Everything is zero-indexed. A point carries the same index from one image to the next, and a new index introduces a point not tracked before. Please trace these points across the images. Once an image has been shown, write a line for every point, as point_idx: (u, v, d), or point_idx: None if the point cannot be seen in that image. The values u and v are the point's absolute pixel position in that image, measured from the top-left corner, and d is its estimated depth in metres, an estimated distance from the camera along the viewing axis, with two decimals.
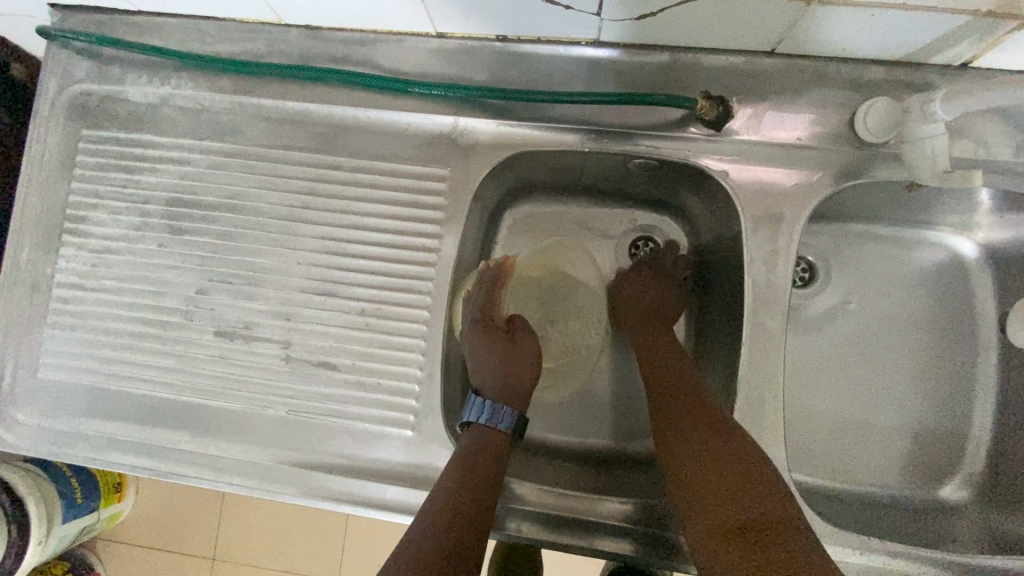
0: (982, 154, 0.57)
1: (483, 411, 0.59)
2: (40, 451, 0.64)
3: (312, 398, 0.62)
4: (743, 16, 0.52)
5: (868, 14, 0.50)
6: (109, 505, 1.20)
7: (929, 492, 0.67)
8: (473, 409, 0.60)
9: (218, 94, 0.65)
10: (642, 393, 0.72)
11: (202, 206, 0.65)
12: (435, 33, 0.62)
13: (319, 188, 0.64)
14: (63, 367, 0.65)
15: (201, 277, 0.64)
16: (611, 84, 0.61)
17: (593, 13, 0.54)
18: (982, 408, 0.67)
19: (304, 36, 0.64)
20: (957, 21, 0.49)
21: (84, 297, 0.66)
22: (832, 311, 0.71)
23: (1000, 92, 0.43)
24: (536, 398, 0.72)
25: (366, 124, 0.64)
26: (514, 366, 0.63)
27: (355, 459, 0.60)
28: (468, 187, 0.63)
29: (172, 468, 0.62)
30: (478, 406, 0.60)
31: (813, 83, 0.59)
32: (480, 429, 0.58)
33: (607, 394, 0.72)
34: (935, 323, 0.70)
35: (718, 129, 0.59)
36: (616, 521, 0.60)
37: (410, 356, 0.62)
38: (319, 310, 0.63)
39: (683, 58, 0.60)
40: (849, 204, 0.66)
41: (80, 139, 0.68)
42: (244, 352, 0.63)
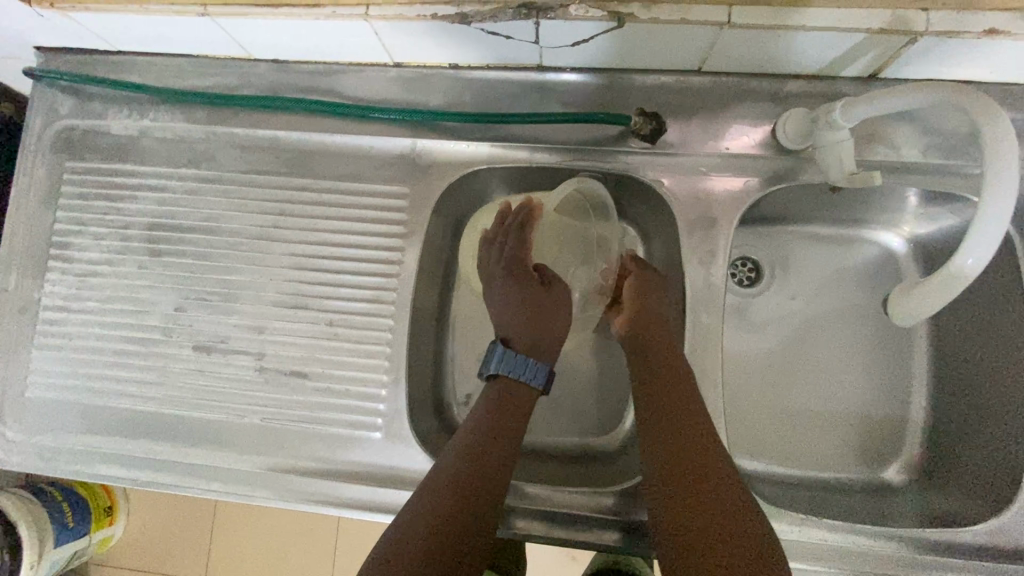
0: (894, 156, 0.62)
1: (516, 366, 0.65)
2: (28, 465, 0.68)
3: (286, 406, 0.65)
4: (667, 39, 0.58)
5: (775, 34, 0.55)
6: (99, 529, 1.23)
7: (874, 474, 0.71)
8: (506, 363, 0.65)
9: (194, 125, 0.70)
10: (609, 390, 0.75)
11: (180, 229, 0.70)
12: (392, 62, 0.67)
13: (289, 209, 0.69)
14: (49, 386, 0.69)
15: (180, 295, 0.68)
16: (555, 104, 0.66)
17: (532, 41, 0.59)
18: (919, 392, 0.72)
19: (272, 69, 0.69)
20: (856, 38, 0.55)
21: (69, 319, 0.70)
22: (777, 306, 0.76)
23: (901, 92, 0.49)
24: None
25: (330, 148, 0.69)
26: (547, 317, 0.69)
27: (327, 462, 0.64)
28: (427, 204, 0.68)
29: (155, 477, 0.65)
30: (508, 359, 0.65)
31: (739, 97, 0.64)
32: (515, 382, 0.64)
33: (569, 394, 0.76)
34: (872, 314, 0.74)
35: (653, 143, 0.64)
36: (573, 509, 0.63)
37: (377, 363, 0.65)
38: (291, 322, 0.67)
39: (620, 78, 0.65)
40: (783, 206, 0.71)
41: (65, 170, 0.72)
42: (221, 364, 0.67)
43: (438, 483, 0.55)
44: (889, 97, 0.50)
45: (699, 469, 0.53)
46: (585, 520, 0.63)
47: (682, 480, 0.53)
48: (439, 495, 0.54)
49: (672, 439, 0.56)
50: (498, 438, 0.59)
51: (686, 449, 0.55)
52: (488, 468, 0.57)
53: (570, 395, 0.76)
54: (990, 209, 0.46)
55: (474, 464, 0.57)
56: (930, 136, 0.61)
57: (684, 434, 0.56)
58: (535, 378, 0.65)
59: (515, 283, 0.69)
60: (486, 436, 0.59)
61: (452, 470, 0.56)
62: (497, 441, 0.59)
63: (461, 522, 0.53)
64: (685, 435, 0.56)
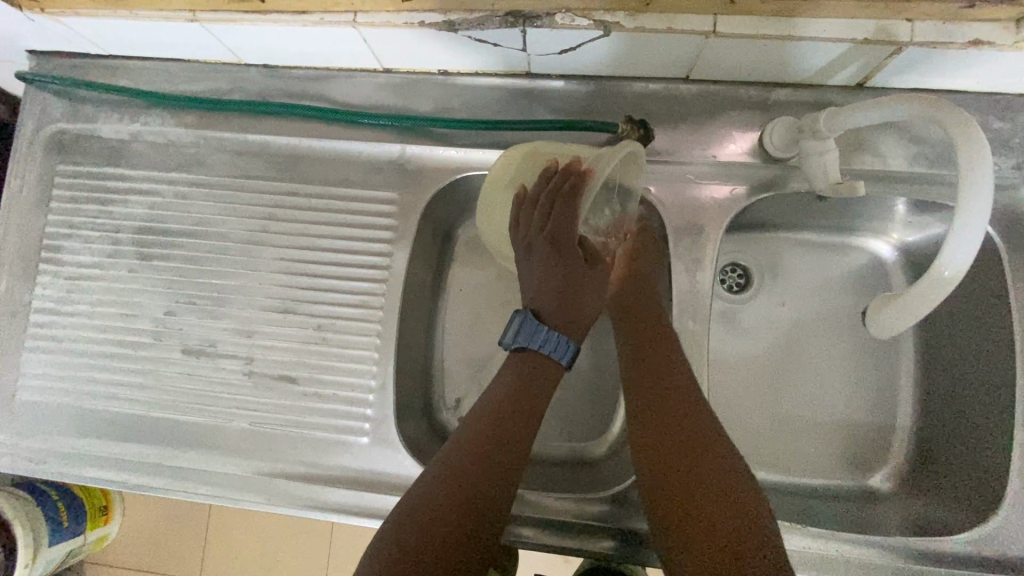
0: (881, 165, 0.62)
1: (551, 344, 0.62)
2: (18, 467, 0.68)
3: (274, 410, 0.66)
4: (653, 48, 0.58)
5: (761, 43, 0.55)
6: (93, 529, 1.24)
7: (860, 480, 0.71)
8: (540, 339, 0.62)
9: (184, 129, 0.70)
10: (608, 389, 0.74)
11: (171, 233, 0.70)
12: (382, 68, 0.67)
13: (278, 214, 0.69)
14: (40, 388, 0.69)
15: (169, 299, 0.69)
16: (544, 111, 0.66)
17: (519, 49, 0.60)
18: (906, 399, 0.72)
19: (263, 74, 0.69)
20: (841, 48, 0.55)
21: (59, 323, 0.70)
22: (766, 313, 0.76)
23: (886, 102, 0.49)
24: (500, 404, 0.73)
25: (319, 153, 0.69)
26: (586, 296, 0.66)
27: (314, 467, 0.64)
28: (416, 209, 0.68)
29: (144, 480, 0.66)
30: (542, 335, 0.62)
31: (726, 105, 0.64)
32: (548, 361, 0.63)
33: (567, 396, 0.74)
34: (860, 321, 0.74)
35: None
36: (558, 514, 0.63)
37: (364, 367, 0.66)
38: (280, 326, 0.67)
39: (608, 86, 0.65)
40: (771, 214, 0.71)
41: (56, 173, 0.72)
42: (210, 368, 0.67)
43: (458, 454, 0.57)
44: (874, 107, 0.50)
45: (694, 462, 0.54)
46: (570, 526, 0.63)
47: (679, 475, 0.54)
48: (458, 467, 0.56)
49: (664, 437, 0.57)
50: (520, 407, 0.60)
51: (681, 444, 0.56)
52: (509, 437, 0.58)
53: (568, 394, 0.74)
54: (968, 212, 0.46)
55: (493, 436, 0.58)
56: (915, 145, 0.62)
57: (679, 427, 0.57)
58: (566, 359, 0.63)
59: (556, 255, 0.65)
60: (506, 407, 0.60)
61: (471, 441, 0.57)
62: (518, 411, 0.60)
63: (482, 491, 0.55)
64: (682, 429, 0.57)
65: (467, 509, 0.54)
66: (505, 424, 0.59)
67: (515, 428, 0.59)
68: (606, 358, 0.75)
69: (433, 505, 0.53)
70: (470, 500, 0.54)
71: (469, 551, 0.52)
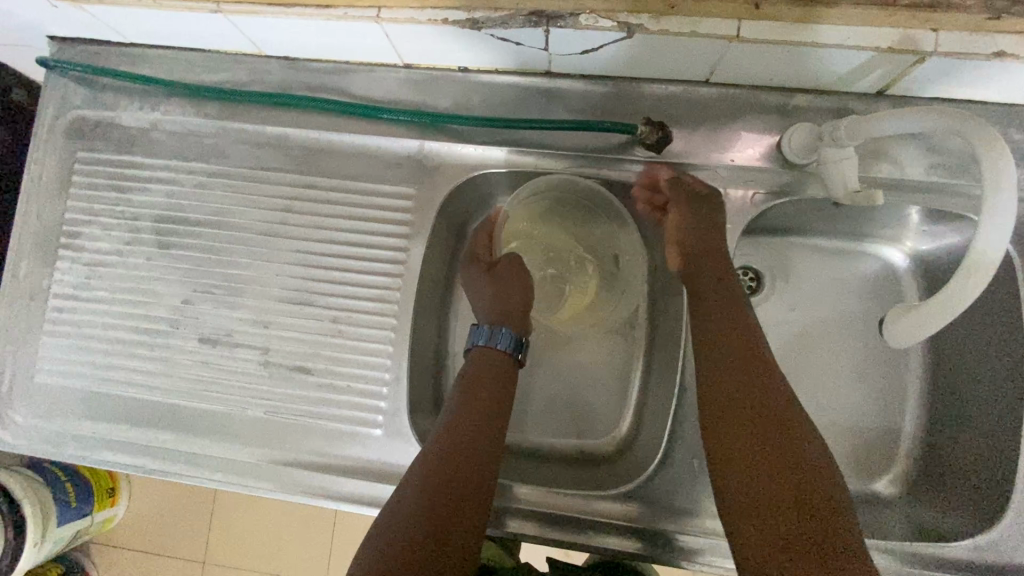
0: (898, 174, 0.62)
1: (481, 335, 0.67)
2: (37, 449, 0.69)
3: (288, 400, 0.67)
4: (674, 52, 0.58)
5: (784, 49, 0.56)
6: (101, 510, 1.28)
7: (868, 486, 0.72)
8: (474, 334, 0.67)
9: (204, 119, 0.71)
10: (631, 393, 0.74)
11: (188, 222, 0.70)
12: (402, 64, 0.67)
13: (296, 206, 0.69)
14: (58, 372, 0.70)
15: (187, 288, 0.70)
16: (564, 110, 0.66)
17: (541, 48, 0.60)
18: (914, 406, 0.73)
19: (283, 66, 0.70)
20: (863, 56, 0.55)
21: (78, 308, 0.71)
22: (777, 316, 0.76)
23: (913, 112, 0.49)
24: (537, 423, 0.75)
25: (338, 147, 0.70)
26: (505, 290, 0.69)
27: (327, 457, 0.65)
28: (433, 205, 0.69)
29: (160, 464, 0.67)
30: (475, 331, 0.68)
31: (745, 110, 0.64)
32: (482, 352, 0.66)
33: (590, 398, 0.75)
34: (871, 328, 0.75)
35: (658, 152, 0.65)
36: (568, 511, 0.65)
37: (379, 361, 0.67)
38: (296, 317, 0.68)
39: (627, 87, 0.65)
40: (786, 219, 0.72)
41: (76, 160, 0.73)
42: (226, 357, 0.68)
43: (430, 459, 0.57)
44: (898, 116, 0.50)
45: (784, 467, 0.49)
46: (580, 521, 0.64)
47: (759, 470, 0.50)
48: (433, 472, 0.56)
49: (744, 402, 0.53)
50: (487, 408, 0.62)
51: (761, 439, 0.51)
52: (479, 437, 0.59)
53: (598, 400, 0.75)
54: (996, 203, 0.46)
55: (464, 437, 0.59)
56: (933, 155, 0.62)
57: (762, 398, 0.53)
58: (498, 342, 0.66)
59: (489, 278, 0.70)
60: (473, 408, 0.61)
61: (444, 445, 0.58)
62: (487, 412, 0.61)
63: (458, 494, 0.55)
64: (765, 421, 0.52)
65: (444, 513, 0.54)
66: (473, 425, 0.60)
67: (485, 428, 0.60)
68: (619, 357, 0.75)
69: (413, 513, 0.53)
70: (447, 502, 0.54)
71: (452, 554, 0.52)
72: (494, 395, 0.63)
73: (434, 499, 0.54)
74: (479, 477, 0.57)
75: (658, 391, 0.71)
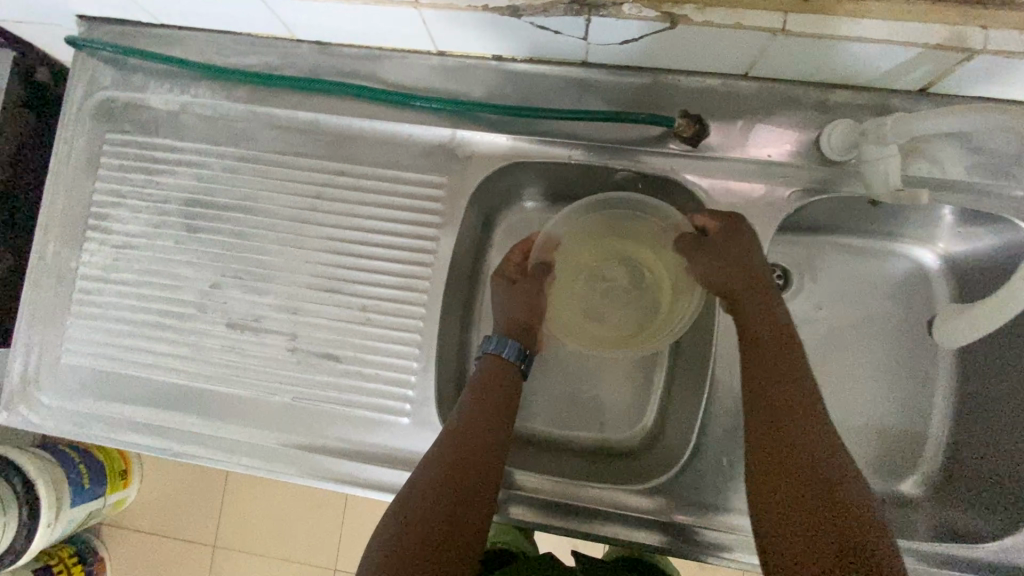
0: (938, 173, 0.61)
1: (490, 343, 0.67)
2: (61, 430, 0.69)
3: (316, 387, 0.67)
4: (717, 44, 0.57)
5: (830, 44, 0.55)
6: (114, 491, 1.30)
7: (893, 487, 0.72)
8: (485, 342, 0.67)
9: (235, 103, 0.70)
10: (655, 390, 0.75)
11: (217, 206, 0.70)
12: (436, 51, 0.67)
13: (326, 192, 0.69)
14: (83, 353, 0.70)
15: (215, 272, 0.69)
16: (599, 101, 0.65)
17: (580, 38, 0.59)
18: (941, 409, 0.72)
19: (315, 50, 0.69)
20: (910, 53, 0.55)
21: (105, 290, 0.71)
22: (806, 315, 0.76)
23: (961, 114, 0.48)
24: (562, 422, 0.75)
25: (369, 134, 0.69)
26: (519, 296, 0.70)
27: (354, 444, 0.65)
28: (464, 194, 0.68)
29: (184, 448, 0.67)
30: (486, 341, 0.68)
31: (784, 105, 0.63)
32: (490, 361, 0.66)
33: (615, 394, 0.75)
34: (899, 329, 0.74)
35: (695, 146, 0.64)
36: (597, 504, 0.64)
37: (407, 350, 0.66)
38: (324, 305, 0.68)
39: (665, 79, 0.64)
40: (818, 217, 0.71)
41: (105, 141, 0.73)
42: (254, 342, 0.68)
43: (436, 462, 0.57)
44: (945, 118, 0.49)
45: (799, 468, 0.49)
46: (605, 514, 0.64)
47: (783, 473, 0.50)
48: (440, 474, 0.56)
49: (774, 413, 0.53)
50: (493, 412, 0.61)
51: (788, 449, 0.50)
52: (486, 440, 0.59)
53: (624, 400, 0.75)
54: None
55: (471, 439, 0.58)
56: (974, 155, 0.61)
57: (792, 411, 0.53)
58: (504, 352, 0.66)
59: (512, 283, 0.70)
60: (480, 412, 0.61)
61: (451, 446, 0.57)
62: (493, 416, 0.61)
63: (464, 497, 0.55)
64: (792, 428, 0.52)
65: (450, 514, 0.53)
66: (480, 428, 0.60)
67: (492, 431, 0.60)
68: (645, 352, 0.76)
69: (419, 514, 0.52)
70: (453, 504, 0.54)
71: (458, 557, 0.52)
72: (501, 400, 0.63)
73: (440, 500, 0.54)
74: (484, 480, 0.57)
75: (686, 387, 0.71)
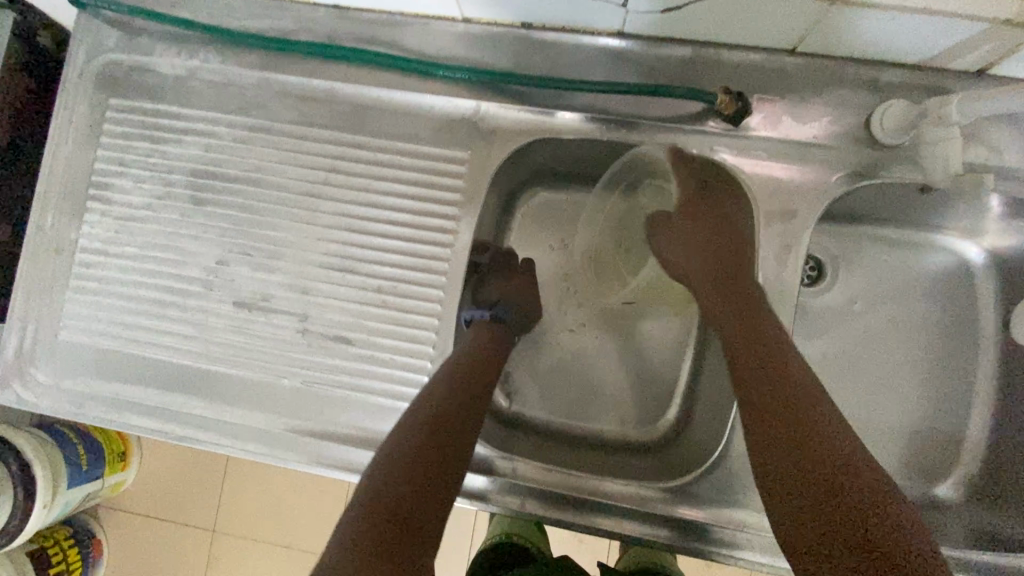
0: (995, 160, 0.57)
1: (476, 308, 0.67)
2: (58, 410, 0.65)
3: (327, 371, 0.63)
4: (766, 14, 0.53)
5: (889, 17, 0.51)
6: (112, 474, 1.28)
7: (927, 490, 0.69)
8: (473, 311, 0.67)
9: (245, 69, 0.66)
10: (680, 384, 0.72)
11: (226, 178, 0.66)
12: (461, 17, 0.62)
13: (341, 166, 0.65)
14: (83, 329, 0.66)
15: (222, 248, 0.66)
16: (633, 75, 0.61)
17: (619, 4, 0.55)
18: (980, 411, 0.69)
19: (331, 14, 0.65)
20: (975, 28, 0.50)
21: (106, 264, 0.67)
22: (840, 308, 0.72)
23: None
24: (582, 416, 0.72)
25: (388, 105, 0.65)
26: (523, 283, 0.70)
27: (366, 432, 0.62)
28: (487, 172, 0.64)
29: (187, 432, 0.63)
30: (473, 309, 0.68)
31: (832, 83, 0.59)
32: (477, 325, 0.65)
33: (639, 386, 0.73)
34: (938, 326, 0.71)
35: (736, 125, 0.60)
36: (622, 502, 0.59)
37: (424, 334, 0.63)
38: (337, 285, 0.64)
39: (705, 53, 0.60)
40: (860, 206, 0.67)
41: (108, 107, 0.69)
42: (262, 322, 0.64)
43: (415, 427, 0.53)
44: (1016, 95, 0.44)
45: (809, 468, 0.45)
46: (630, 513, 0.60)
47: (796, 492, 0.44)
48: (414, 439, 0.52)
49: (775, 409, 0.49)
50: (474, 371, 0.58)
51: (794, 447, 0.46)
52: (465, 397, 0.56)
53: (647, 393, 0.72)
54: None
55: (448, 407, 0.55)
56: None
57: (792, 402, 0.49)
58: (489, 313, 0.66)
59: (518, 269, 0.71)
60: (461, 370, 0.58)
61: (429, 402, 0.54)
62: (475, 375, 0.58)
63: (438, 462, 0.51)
64: (803, 438, 0.46)
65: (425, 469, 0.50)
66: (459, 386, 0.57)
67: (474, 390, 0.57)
68: (671, 344, 0.73)
69: (391, 467, 0.49)
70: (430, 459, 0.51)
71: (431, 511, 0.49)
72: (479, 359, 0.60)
73: (417, 455, 0.50)
74: (461, 436, 0.54)
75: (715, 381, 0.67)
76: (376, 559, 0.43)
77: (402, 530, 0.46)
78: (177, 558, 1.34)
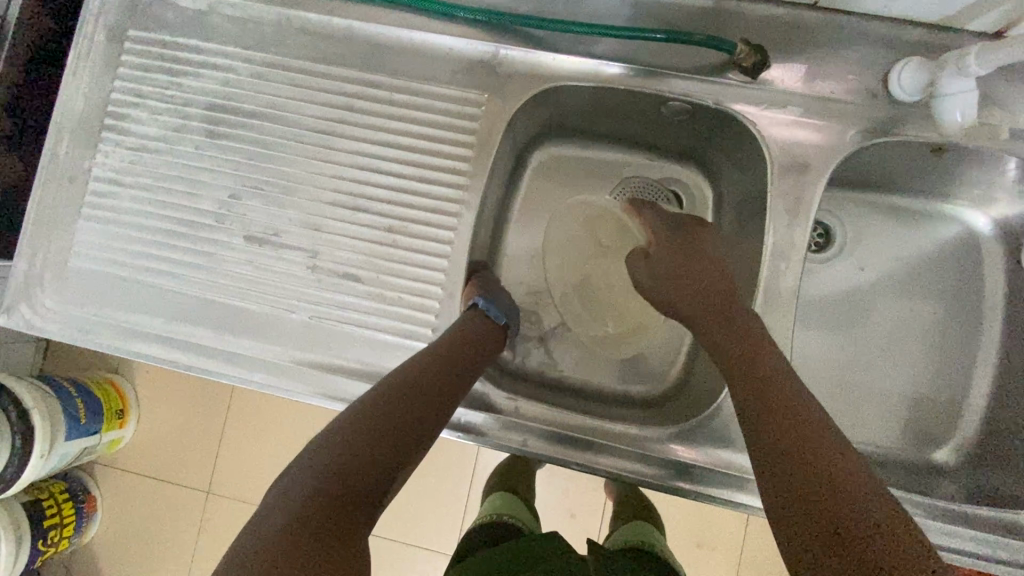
0: (1010, 121, 0.57)
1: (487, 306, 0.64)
2: (65, 335, 0.65)
3: (335, 305, 0.63)
4: None
5: None
6: (109, 430, 1.29)
7: (922, 454, 0.70)
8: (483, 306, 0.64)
9: (265, 5, 0.66)
10: (681, 341, 0.73)
11: (243, 113, 0.66)
12: None
13: (357, 105, 0.65)
14: (94, 257, 0.66)
15: (235, 182, 0.66)
16: (652, 24, 0.61)
17: None
18: (980, 380, 0.69)
19: None
20: None
21: (119, 193, 0.67)
22: (846, 274, 0.74)
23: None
24: (583, 371, 0.73)
25: (406, 46, 0.65)
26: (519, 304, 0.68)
27: (371, 367, 0.62)
28: (502, 116, 0.64)
29: (193, 360, 0.64)
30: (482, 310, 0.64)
31: (849, 41, 0.59)
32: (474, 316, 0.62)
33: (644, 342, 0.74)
34: (941, 296, 0.72)
35: (754, 78, 0.61)
36: (622, 442, 0.60)
37: (433, 273, 0.63)
38: (348, 222, 0.64)
39: (727, 4, 0.60)
40: (871, 170, 0.67)
41: (127, 39, 0.69)
42: (271, 256, 0.65)
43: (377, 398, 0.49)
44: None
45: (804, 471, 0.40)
46: (630, 455, 0.60)
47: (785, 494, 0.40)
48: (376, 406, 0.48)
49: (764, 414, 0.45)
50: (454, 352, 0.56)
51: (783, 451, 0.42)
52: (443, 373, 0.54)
53: (649, 350, 0.74)
54: None
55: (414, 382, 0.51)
56: None
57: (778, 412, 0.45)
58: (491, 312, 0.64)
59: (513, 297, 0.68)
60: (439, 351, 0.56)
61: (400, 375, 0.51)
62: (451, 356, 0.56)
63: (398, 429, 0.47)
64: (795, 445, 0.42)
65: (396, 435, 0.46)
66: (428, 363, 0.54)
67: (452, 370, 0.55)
68: None
69: (348, 431, 0.45)
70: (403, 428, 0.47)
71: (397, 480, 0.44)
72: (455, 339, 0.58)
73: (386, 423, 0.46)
74: (430, 415, 0.50)
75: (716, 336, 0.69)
76: (320, 520, 0.38)
77: (355, 501, 0.41)
78: (171, 515, 1.35)
